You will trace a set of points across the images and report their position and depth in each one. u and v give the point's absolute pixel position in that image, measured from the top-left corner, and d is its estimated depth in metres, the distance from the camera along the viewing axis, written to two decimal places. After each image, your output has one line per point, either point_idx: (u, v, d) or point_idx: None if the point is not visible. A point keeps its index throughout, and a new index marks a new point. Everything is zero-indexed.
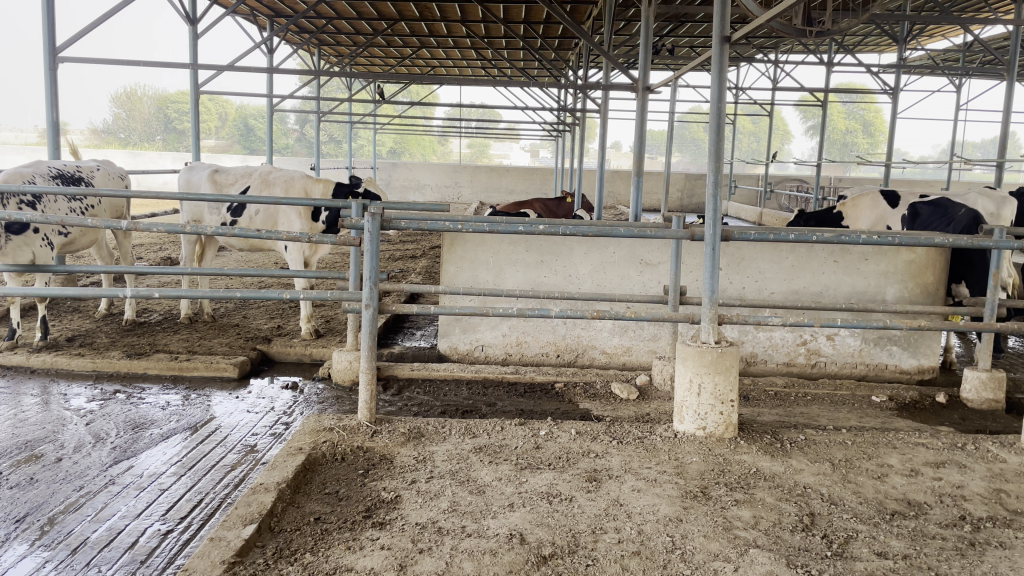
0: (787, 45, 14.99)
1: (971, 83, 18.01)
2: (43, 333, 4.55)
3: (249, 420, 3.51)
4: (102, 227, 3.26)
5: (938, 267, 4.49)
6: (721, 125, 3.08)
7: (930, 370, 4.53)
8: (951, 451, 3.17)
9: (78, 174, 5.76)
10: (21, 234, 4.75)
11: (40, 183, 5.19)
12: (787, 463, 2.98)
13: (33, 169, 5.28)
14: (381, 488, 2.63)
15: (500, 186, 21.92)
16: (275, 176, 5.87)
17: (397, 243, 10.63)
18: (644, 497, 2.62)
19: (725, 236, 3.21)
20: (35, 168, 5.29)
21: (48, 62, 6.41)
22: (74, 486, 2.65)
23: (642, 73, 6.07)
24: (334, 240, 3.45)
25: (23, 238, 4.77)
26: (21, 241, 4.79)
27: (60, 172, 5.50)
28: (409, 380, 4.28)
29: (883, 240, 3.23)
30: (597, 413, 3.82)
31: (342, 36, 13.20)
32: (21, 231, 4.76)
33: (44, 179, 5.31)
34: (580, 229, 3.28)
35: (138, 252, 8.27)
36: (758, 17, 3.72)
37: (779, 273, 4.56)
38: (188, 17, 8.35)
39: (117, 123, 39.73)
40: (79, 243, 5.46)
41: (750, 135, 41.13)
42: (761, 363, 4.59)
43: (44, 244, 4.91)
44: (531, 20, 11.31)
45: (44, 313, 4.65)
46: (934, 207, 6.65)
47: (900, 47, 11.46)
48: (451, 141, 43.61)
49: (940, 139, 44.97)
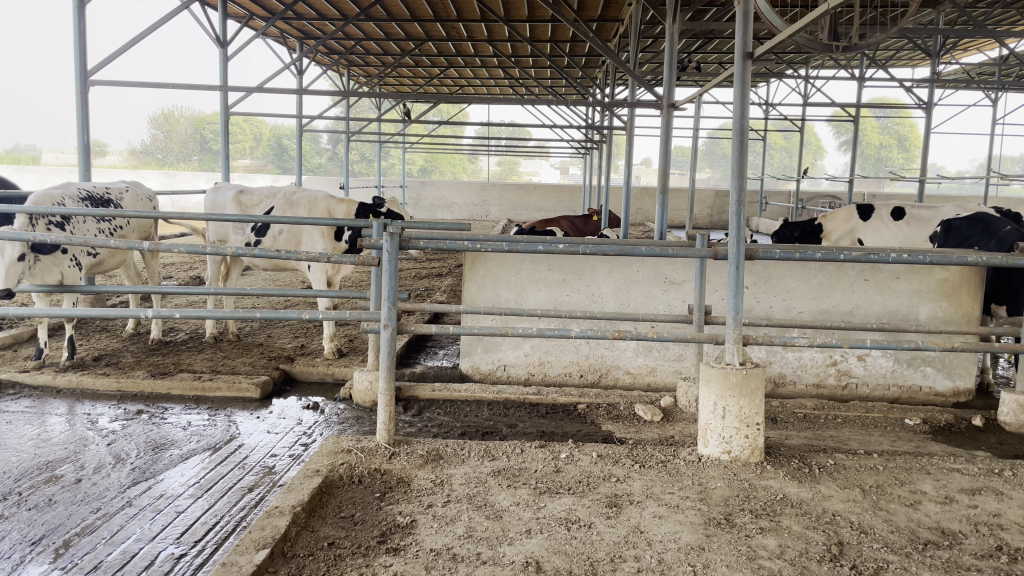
0: (818, 60, 14.81)
1: (1008, 97, 17.57)
2: (70, 353, 4.64)
3: (270, 441, 3.52)
4: (125, 248, 3.29)
5: (974, 286, 4.33)
6: (744, 141, 3.01)
7: (966, 392, 4.36)
8: (988, 477, 3.03)
9: (107, 196, 5.91)
10: (50, 256, 4.88)
11: (69, 206, 5.33)
12: (816, 489, 2.88)
13: (62, 191, 5.43)
14: (396, 512, 2.60)
15: (528, 204, 21.97)
16: (299, 197, 5.93)
17: (424, 261, 10.70)
18: (665, 524, 2.54)
19: (750, 254, 3.13)
20: (64, 190, 5.45)
21: (80, 85, 6.61)
22: (92, 508, 2.67)
23: (666, 91, 6.04)
24: (354, 260, 3.46)
25: (51, 259, 4.91)
26: (49, 261, 4.92)
27: (89, 194, 5.64)
28: (430, 400, 4.26)
29: (915, 258, 3.12)
30: (620, 435, 3.74)
31: (371, 57, 13.43)
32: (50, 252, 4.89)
33: (73, 202, 5.45)
34: (600, 248, 3.23)
35: (168, 272, 8.43)
36: (783, 31, 3.64)
37: (808, 291, 4.45)
38: (218, 40, 8.56)
39: (155, 144, 40.95)
40: (108, 264, 5.60)
41: (781, 151, 40.73)
42: (789, 384, 4.47)
43: (72, 264, 5.04)
44: (559, 39, 11.36)
45: (71, 333, 4.75)
46: (972, 222, 6.51)
47: (933, 61, 11.22)
48: (480, 160, 43.93)
49: (978, 154, 43.94)
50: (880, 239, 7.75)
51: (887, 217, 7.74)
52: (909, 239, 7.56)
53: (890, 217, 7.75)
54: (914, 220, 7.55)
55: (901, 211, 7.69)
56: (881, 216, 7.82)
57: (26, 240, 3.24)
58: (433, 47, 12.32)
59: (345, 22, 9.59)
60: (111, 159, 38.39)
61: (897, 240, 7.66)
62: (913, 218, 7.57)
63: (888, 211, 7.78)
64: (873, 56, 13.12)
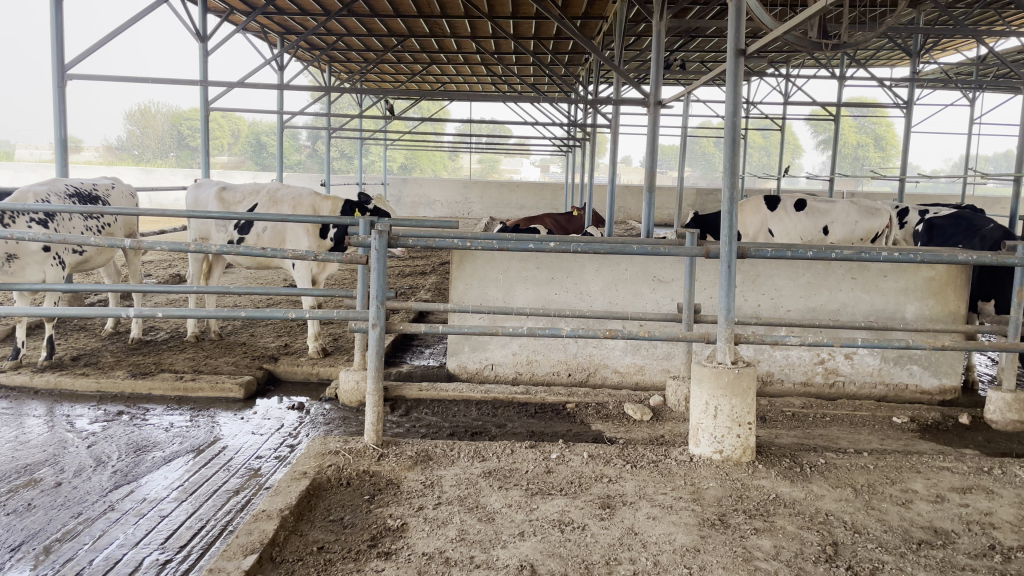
0: (800, 60, 14.90)
1: (984, 97, 17.80)
2: (49, 352, 4.51)
3: (255, 442, 3.44)
4: (105, 245, 3.16)
5: (960, 284, 4.37)
6: (736, 138, 2.99)
7: (953, 391, 4.40)
8: (977, 476, 3.04)
9: (94, 193, 5.79)
10: (29, 255, 4.76)
11: (54, 203, 5.21)
12: (808, 489, 2.87)
13: (48, 187, 5.31)
14: (386, 515, 2.55)
15: (511, 202, 21.91)
16: (283, 194, 5.86)
17: (407, 259, 10.61)
18: (659, 526, 2.51)
19: (742, 253, 3.11)
20: (50, 186, 5.32)
21: (56, 78, 6.44)
22: (73, 512, 2.59)
23: (653, 89, 6.00)
24: (341, 258, 3.38)
25: (33, 257, 4.79)
26: (30, 260, 4.81)
27: (77, 191, 5.52)
28: (418, 400, 4.20)
29: (905, 257, 3.11)
30: (610, 434, 3.72)
31: (353, 53, 13.29)
32: (30, 250, 4.76)
33: (59, 198, 5.33)
34: (592, 246, 3.18)
35: (147, 270, 8.26)
36: (775, 30, 3.61)
37: (796, 289, 4.47)
38: (198, 34, 8.39)
39: (131, 140, 40.28)
40: (94, 262, 5.48)
41: (761, 150, 41.06)
42: (777, 382, 4.49)
43: (55, 263, 4.91)
44: (542, 36, 11.30)
45: (50, 332, 4.62)
46: (956, 220, 6.61)
47: (914, 60, 11.31)
48: (462, 158, 43.77)
49: (953, 153, 44.63)
50: (785, 231, 8.06)
51: (793, 210, 8.03)
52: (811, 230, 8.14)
53: (793, 208, 8.08)
54: (816, 213, 8.12)
55: (803, 204, 8.14)
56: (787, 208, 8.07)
57: (3, 237, 3.12)
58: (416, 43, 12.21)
59: (328, 17, 9.43)
60: (86, 155, 37.68)
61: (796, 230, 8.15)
62: (814, 210, 8.12)
63: (792, 203, 8.10)
64: (854, 56, 13.23)
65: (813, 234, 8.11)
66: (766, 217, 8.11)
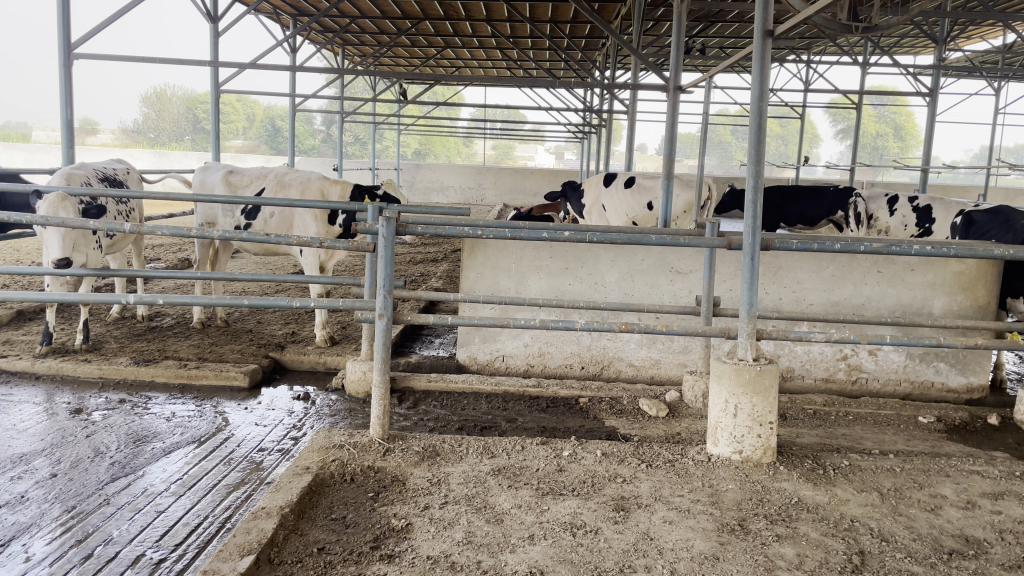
0: (821, 46, 14.54)
1: (1009, 88, 17.30)
2: (85, 336, 4.51)
3: (258, 433, 3.35)
4: (104, 228, 3.00)
5: (990, 279, 4.20)
6: (762, 124, 2.84)
7: (980, 389, 4.24)
8: (1010, 481, 2.90)
9: (119, 177, 5.78)
10: (86, 237, 4.88)
11: (95, 185, 5.21)
12: (832, 493, 2.74)
13: (84, 170, 5.30)
14: (391, 514, 2.45)
15: (525, 188, 21.68)
16: (291, 178, 5.76)
17: (419, 246, 10.54)
18: (676, 531, 2.39)
19: (766, 245, 2.95)
20: (86, 169, 5.31)
21: (63, 57, 6.32)
22: (67, 506, 2.51)
23: (672, 74, 5.81)
24: (348, 245, 3.22)
25: (84, 241, 4.88)
26: (82, 242, 4.88)
27: (105, 175, 5.52)
28: (426, 392, 4.09)
29: (937, 250, 2.93)
30: (624, 431, 3.60)
31: (366, 36, 13.15)
32: (84, 234, 4.87)
33: (96, 182, 5.32)
34: (609, 236, 3.01)
35: (155, 255, 8.24)
36: (801, 11, 3.45)
37: (819, 283, 4.31)
38: (208, 15, 8.26)
39: (147, 123, 40.45)
40: (118, 248, 5.51)
41: (778, 138, 40.57)
42: (798, 378, 4.35)
43: (97, 246, 5.01)
44: (558, 19, 11.08)
45: (83, 316, 4.60)
46: (992, 216, 6.42)
47: (942, 47, 11.01)
48: (476, 144, 43.52)
49: (973, 144, 43.85)
50: (616, 203, 9.26)
51: (621, 185, 9.18)
52: (637, 205, 9.08)
53: (624, 186, 9.19)
54: (641, 190, 9.03)
55: (631, 181, 9.13)
56: (617, 185, 9.26)
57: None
58: (429, 26, 12.05)
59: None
60: (103, 137, 37.89)
61: (624, 204, 9.18)
62: (639, 187, 9.03)
63: (624, 180, 9.22)
64: (878, 42, 12.91)
65: (637, 210, 9.05)
66: (599, 193, 9.45)
